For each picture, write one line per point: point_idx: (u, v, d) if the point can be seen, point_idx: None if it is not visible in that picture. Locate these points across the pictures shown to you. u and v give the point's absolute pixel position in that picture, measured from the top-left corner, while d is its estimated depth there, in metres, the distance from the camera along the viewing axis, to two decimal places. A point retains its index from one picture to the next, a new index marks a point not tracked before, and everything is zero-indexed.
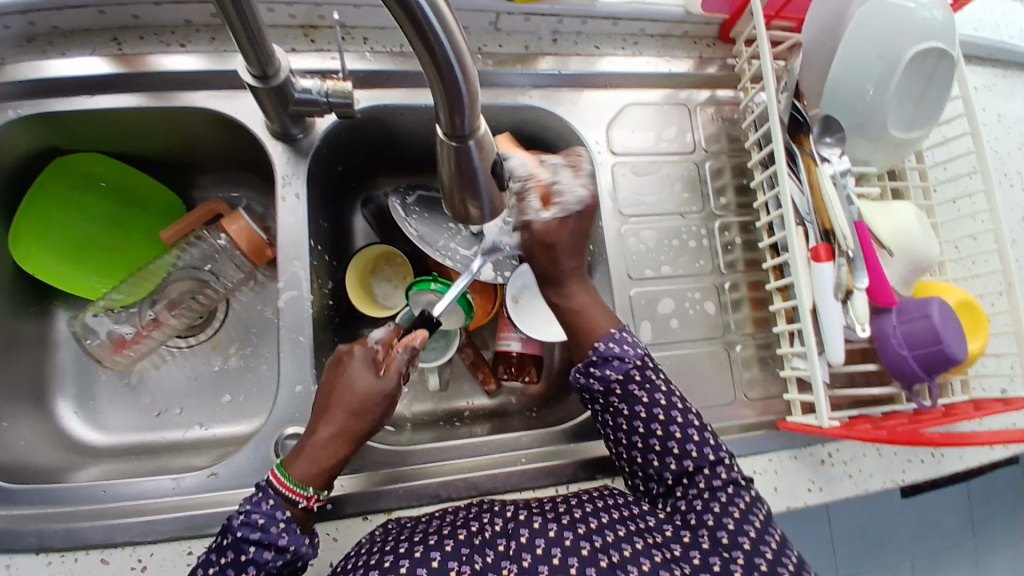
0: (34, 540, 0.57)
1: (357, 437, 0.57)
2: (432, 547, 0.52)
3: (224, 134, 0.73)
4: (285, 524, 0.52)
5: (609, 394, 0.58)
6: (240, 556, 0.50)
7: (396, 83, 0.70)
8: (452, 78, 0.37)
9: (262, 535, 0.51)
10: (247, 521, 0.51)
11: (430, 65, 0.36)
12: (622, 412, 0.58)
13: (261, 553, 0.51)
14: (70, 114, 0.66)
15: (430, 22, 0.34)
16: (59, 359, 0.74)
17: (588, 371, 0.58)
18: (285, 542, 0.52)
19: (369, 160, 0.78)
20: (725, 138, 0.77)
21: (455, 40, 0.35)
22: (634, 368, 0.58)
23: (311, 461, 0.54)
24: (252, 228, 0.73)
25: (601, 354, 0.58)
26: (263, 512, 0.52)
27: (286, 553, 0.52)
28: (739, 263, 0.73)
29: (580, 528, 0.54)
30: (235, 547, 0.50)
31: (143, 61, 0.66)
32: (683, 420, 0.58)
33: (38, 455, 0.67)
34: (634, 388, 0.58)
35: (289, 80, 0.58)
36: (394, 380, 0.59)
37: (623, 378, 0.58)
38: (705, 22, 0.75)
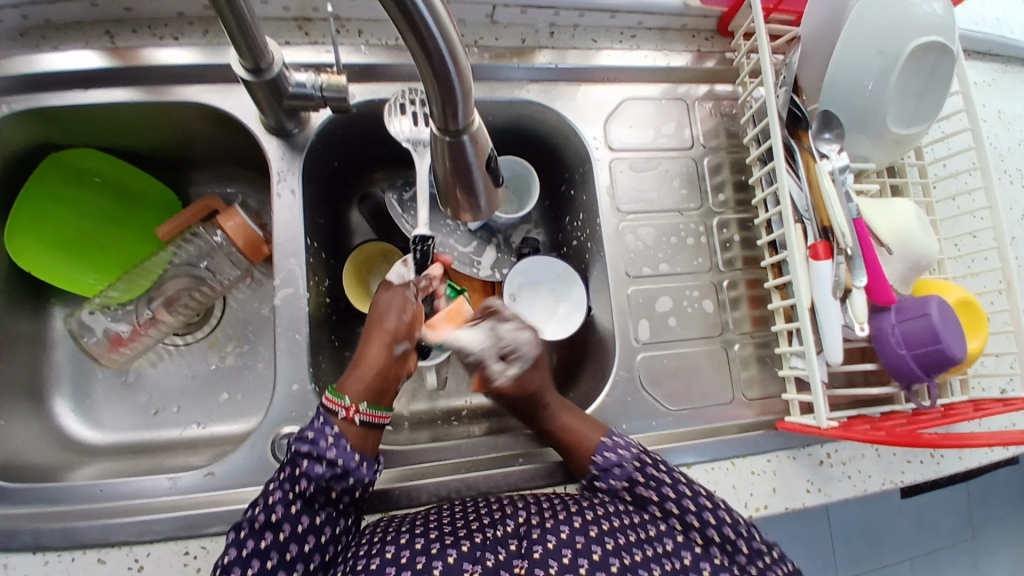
0: (31, 540, 0.57)
1: (388, 337, 0.61)
2: (448, 547, 0.50)
3: (218, 129, 0.72)
4: (333, 438, 0.54)
5: (620, 501, 0.58)
6: (294, 470, 0.53)
7: (392, 78, 0.69)
8: (446, 75, 0.37)
9: (310, 448, 0.53)
10: (300, 436, 0.54)
11: (423, 60, 0.36)
12: (638, 512, 0.57)
13: (312, 465, 0.53)
14: (62, 109, 0.65)
15: (423, 19, 0.33)
16: (55, 357, 0.74)
17: (594, 487, 0.59)
18: (333, 456, 0.53)
19: (365, 156, 0.78)
20: (724, 134, 0.76)
21: (449, 37, 0.35)
22: (635, 470, 0.58)
23: (351, 373, 0.59)
24: (248, 225, 0.72)
25: (601, 467, 0.59)
26: (314, 428, 0.55)
27: (336, 467, 0.53)
28: (737, 261, 0.73)
29: (592, 531, 0.52)
30: (290, 461, 0.53)
31: (135, 56, 0.65)
32: (692, 491, 0.56)
33: (34, 454, 0.67)
34: (642, 489, 0.57)
35: (283, 73, 0.58)
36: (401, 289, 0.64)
37: (628, 484, 0.57)
38: (704, 15, 0.75)
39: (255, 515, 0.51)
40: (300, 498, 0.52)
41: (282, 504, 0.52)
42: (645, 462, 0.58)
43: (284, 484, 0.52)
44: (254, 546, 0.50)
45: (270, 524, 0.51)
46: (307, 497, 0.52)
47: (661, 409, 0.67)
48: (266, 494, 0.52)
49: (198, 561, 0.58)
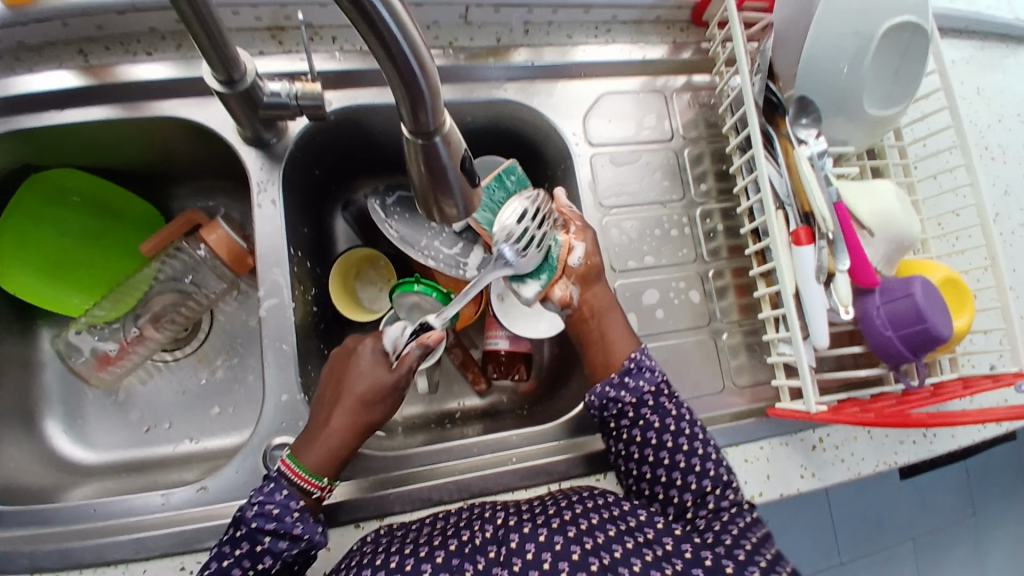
0: (26, 562, 0.57)
1: (368, 428, 0.59)
2: (423, 560, 0.52)
3: (196, 142, 0.72)
4: (298, 513, 0.54)
5: (642, 405, 0.60)
6: (256, 547, 0.52)
7: (367, 83, 0.69)
8: (411, 77, 0.36)
9: (276, 525, 0.53)
10: (262, 511, 0.53)
11: (387, 62, 0.36)
12: (653, 423, 0.60)
13: (275, 542, 0.53)
14: (38, 130, 0.65)
15: (382, 19, 0.33)
16: (45, 378, 0.74)
17: (622, 381, 0.61)
18: (299, 531, 0.54)
19: (346, 162, 0.77)
20: (704, 124, 0.76)
21: (411, 37, 0.35)
22: (649, 394, 0.61)
23: (322, 446, 0.57)
24: (232, 237, 0.73)
25: (636, 364, 0.62)
26: (277, 501, 0.54)
27: (301, 541, 0.54)
28: (722, 250, 0.73)
29: (570, 531, 0.54)
30: (250, 537, 0.52)
31: (111, 73, 0.65)
32: (688, 447, 0.59)
33: (27, 477, 0.67)
34: (666, 400, 0.61)
35: (257, 83, 0.57)
36: (403, 374, 0.61)
37: (636, 402, 0.60)
38: (678, 6, 0.75)
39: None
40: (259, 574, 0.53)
41: None
42: (661, 389, 0.61)
43: (243, 561, 0.52)
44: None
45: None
46: (267, 572, 0.53)
47: None
48: (224, 565, 0.52)
49: None
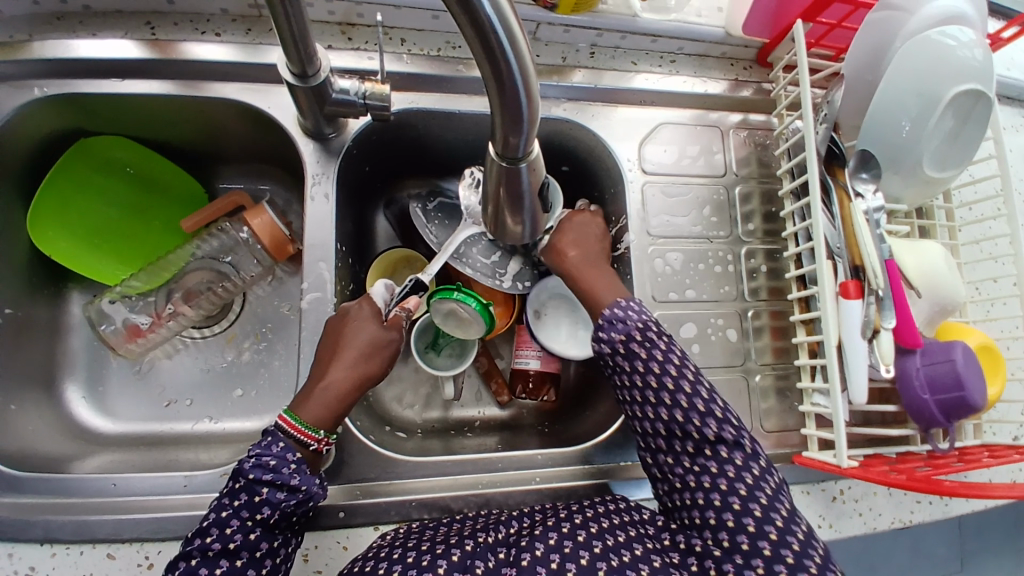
0: (40, 532, 0.57)
1: (366, 381, 0.59)
2: (439, 555, 0.51)
3: (252, 126, 0.71)
4: (296, 465, 0.53)
5: (614, 355, 0.58)
6: (254, 498, 0.51)
7: (431, 88, 0.69)
8: (513, 101, 0.36)
9: (273, 476, 0.51)
10: (259, 463, 0.52)
11: (494, 87, 0.36)
12: (624, 368, 0.57)
13: (274, 494, 0.51)
14: (97, 97, 0.65)
15: (502, 47, 0.33)
16: (71, 343, 0.73)
17: (598, 336, 0.59)
18: (296, 483, 0.52)
19: (396, 162, 0.78)
20: (755, 163, 0.76)
21: (524, 65, 0.35)
22: (637, 329, 0.58)
23: (321, 398, 0.56)
24: (275, 224, 0.73)
25: (607, 319, 0.59)
26: (275, 453, 0.52)
27: (297, 493, 0.52)
28: (762, 291, 0.72)
29: (580, 535, 0.53)
30: (248, 488, 0.51)
31: (175, 49, 0.65)
32: (689, 388, 0.55)
33: (45, 442, 0.67)
34: (637, 347, 0.57)
35: (328, 80, 0.57)
36: (396, 331, 0.62)
37: (626, 339, 0.57)
38: (744, 45, 0.75)
39: (208, 542, 0.49)
40: (260, 525, 0.51)
41: (240, 531, 0.50)
42: (649, 326, 0.58)
43: (241, 512, 0.50)
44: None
45: (228, 552, 0.50)
46: (268, 523, 0.51)
47: None
48: (222, 517, 0.50)
49: None
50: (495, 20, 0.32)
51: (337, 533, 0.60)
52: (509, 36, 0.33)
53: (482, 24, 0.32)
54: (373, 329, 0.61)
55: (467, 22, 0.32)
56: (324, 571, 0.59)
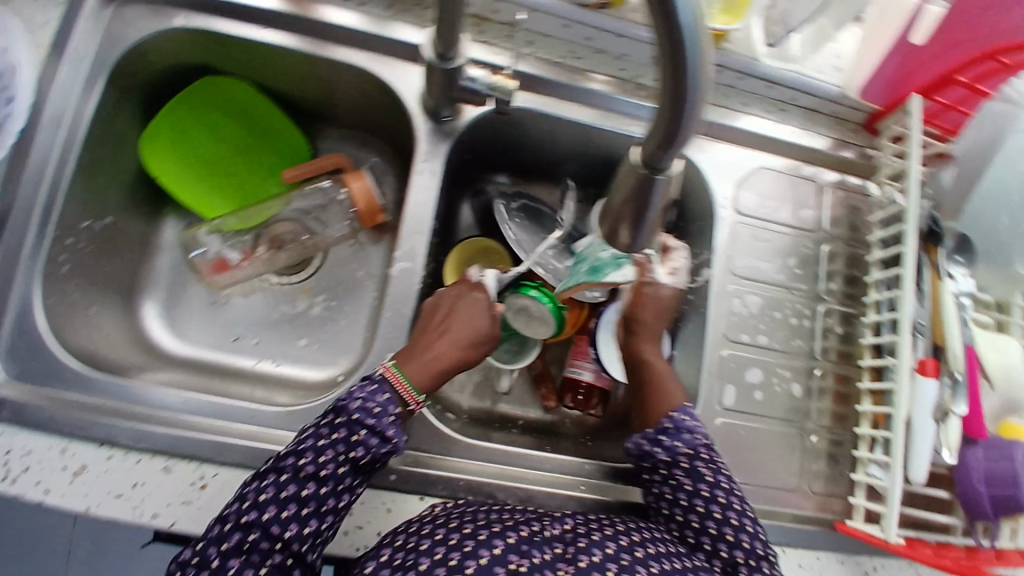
0: (102, 433, 0.58)
1: (463, 364, 0.61)
2: (495, 534, 0.52)
3: (367, 94, 0.74)
4: (394, 417, 0.56)
5: (675, 467, 0.59)
6: (352, 436, 0.53)
7: (547, 91, 0.71)
8: (680, 115, 0.37)
9: (375, 421, 0.54)
10: (364, 406, 0.55)
11: (668, 96, 0.37)
12: (685, 485, 0.59)
13: (370, 438, 0.54)
14: (233, 39, 0.68)
15: (690, 59, 0.34)
16: (154, 262, 0.76)
17: (658, 439, 0.61)
18: (390, 434, 0.55)
19: (495, 156, 0.79)
20: (846, 225, 0.76)
21: (704, 82, 0.36)
22: (702, 446, 0.60)
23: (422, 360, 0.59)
24: (372, 190, 0.75)
25: (676, 423, 0.61)
26: (379, 401, 0.55)
27: (388, 443, 0.55)
28: (832, 353, 0.72)
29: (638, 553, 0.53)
30: (348, 426, 0.54)
31: (313, 9, 0.68)
32: (739, 508, 0.57)
33: (114, 351, 0.69)
34: (702, 465, 0.59)
35: (463, 67, 0.60)
36: (495, 326, 0.64)
37: (690, 453, 0.60)
38: (856, 107, 0.75)
39: (301, 463, 0.52)
40: (349, 463, 0.53)
41: (331, 463, 0.52)
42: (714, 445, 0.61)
43: (338, 445, 0.53)
44: (273, 495, 0.51)
45: (317, 477, 0.52)
46: (356, 464, 0.54)
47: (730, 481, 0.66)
48: (320, 444, 0.53)
49: None
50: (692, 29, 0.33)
51: (382, 495, 0.61)
52: (698, 49, 0.34)
53: (677, 33, 0.33)
54: (483, 317, 0.63)
55: (664, 23, 0.33)
56: (362, 528, 0.60)
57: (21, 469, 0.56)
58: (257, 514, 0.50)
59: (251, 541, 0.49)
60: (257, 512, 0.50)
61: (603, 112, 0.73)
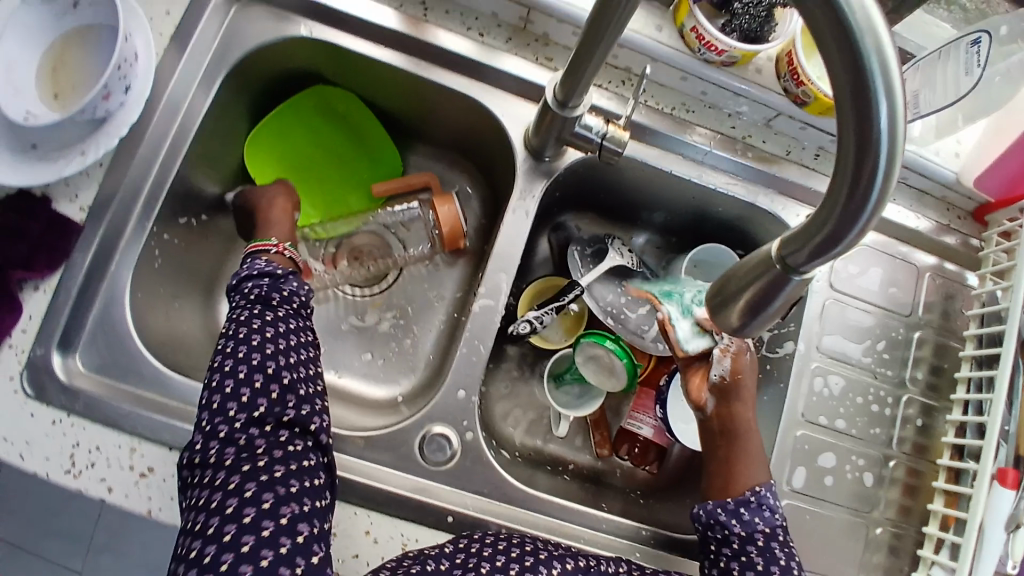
0: (171, 437, 0.58)
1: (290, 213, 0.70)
2: (540, 561, 0.54)
3: (470, 121, 0.73)
4: (263, 261, 0.62)
5: (750, 542, 0.58)
6: (243, 293, 0.59)
7: (653, 142, 0.70)
8: (848, 216, 0.35)
9: (253, 275, 0.61)
10: (247, 273, 0.61)
11: (839, 190, 0.35)
12: (755, 563, 0.57)
13: (258, 283, 0.60)
14: (351, 53, 0.68)
15: (875, 160, 0.34)
16: (235, 258, 0.76)
17: (737, 509, 0.59)
18: (270, 270, 0.61)
19: (584, 196, 0.77)
20: (938, 311, 0.73)
21: (883, 191, 0.35)
22: (780, 529, 0.59)
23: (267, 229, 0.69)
24: (457, 215, 0.74)
25: (759, 497, 0.60)
26: (256, 266, 0.61)
27: (269, 278, 0.61)
28: (907, 444, 0.70)
29: None
30: (234, 288, 0.60)
31: (430, 32, 0.67)
32: None
33: (190, 344, 0.69)
34: (777, 547, 0.58)
35: (581, 115, 0.60)
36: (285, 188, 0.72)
37: (768, 532, 0.59)
38: (969, 196, 0.72)
39: (234, 331, 0.56)
40: (263, 305, 0.58)
41: (262, 325, 0.56)
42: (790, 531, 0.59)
43: (257, 306, 0.58)
44: (221, 387, 0.53)
45: (258, 348, 0.55)
46: (270, 303, 0.59)
47: None
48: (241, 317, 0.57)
49: None
50: (883, 127, 0.33)
51: (438, 535, 0.59)
52: (889, 153, 0.33)
53: (865, 129, 0.33)
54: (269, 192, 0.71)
55: (854, 119, 0.33)
56: None
57: (87, 464, 0.56)
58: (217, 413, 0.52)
59: (228, 430, 0.51)
60: (211, 409, 0.52)
61: (705, 169, 0.71)
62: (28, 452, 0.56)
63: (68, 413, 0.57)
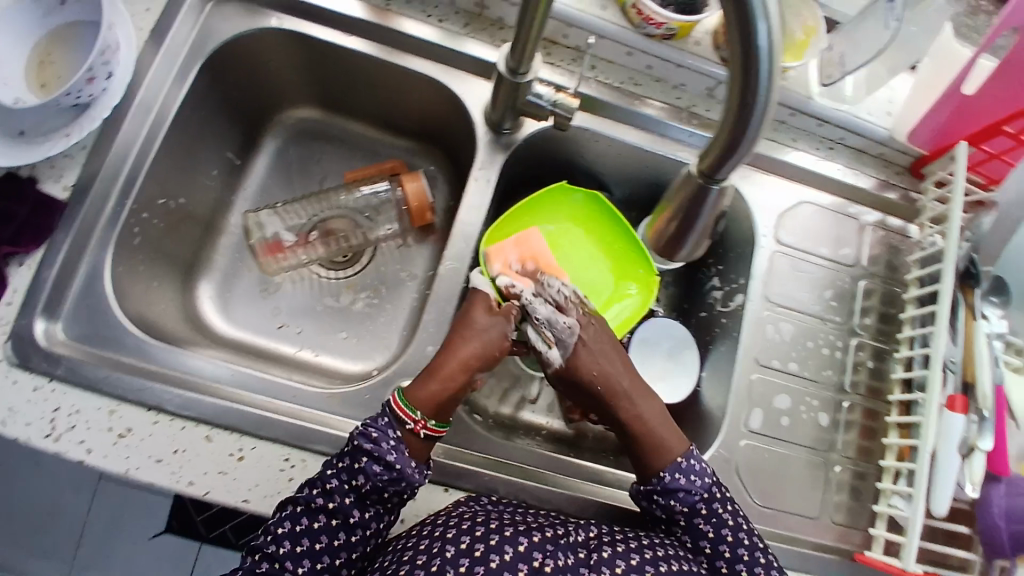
0: (154, 397, 0.62)
1: (472, 366, 0.63)
2: (506, 539, 0.56)
3: (433, 105, 0.78)
4: (394, 442, 0.58)
5: (673, 523, 0.62)
6: (353, 463, 0.57)
7: (604, 113, 0.75)
8: (742, 128, 0.40)
9: (372, 446, 0.57)
10: (364, 432, 0.58)
11: (731, 106, 0.39)
12: (686, 541, 0.62)
13: (371, 464, 0.57)
14: (321, 43, 0.74)
15: (757, 81, 0.37)
16: (215, 244, 0.81)
17: (651, 497, 0.62)
18: (392, 459, 0.57)
19: (544, 173, 0.83)
20: (884, 264, 0.77)
21: (767, 105, 0.39)
22: (701, 501, 0.61)
23: (427, 383, 0.61)
24: (426, 192, 0.79)
25: (665, 486, 0.61)
26: (378, 427, 0.59)
27: (392, 470, 0.57)
28: (861, 387, 0.72)
29: (657, 565, 0.58)
30: (351, 454, 0.58)
31: (393, 20, 0.73)
32: (749, 543, 0.61)
33: (166, 322, 0.73)
34: (700, 522, 0.61)
35: (531, 82, 0.64)
36: (504, 317, 0.66)
37: (688, 510, 0.61)
38: (903, 151, 0.78)
39: (313, 494, 0.57)
40: (355, 491, 0.57)
41: (337, 492, 0.57)
42: (713, 497, 0.61)
43: (342, 474, 0.57)
44: (323, 504, 0.57)
45: (326, 509, 0.57)
46: (360, 491, 0.57)
47: (749, 500, 0.67)
48: (327, 474, 0.58)
49: (294, 471, 0.62)
50: (764, 54, 0.36)
51: None
52: (768, 76, 0.37)
53: (749, 59, 0.37)
54: (490, 335, 0.65)
55: (740, 49, 0.37)
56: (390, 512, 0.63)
57: (67, 427, 0.60)
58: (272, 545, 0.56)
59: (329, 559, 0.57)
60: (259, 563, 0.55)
61: (653, 135, 0.76)
62: (9, 419, 0.59)
63: (49, 378, 0.60)
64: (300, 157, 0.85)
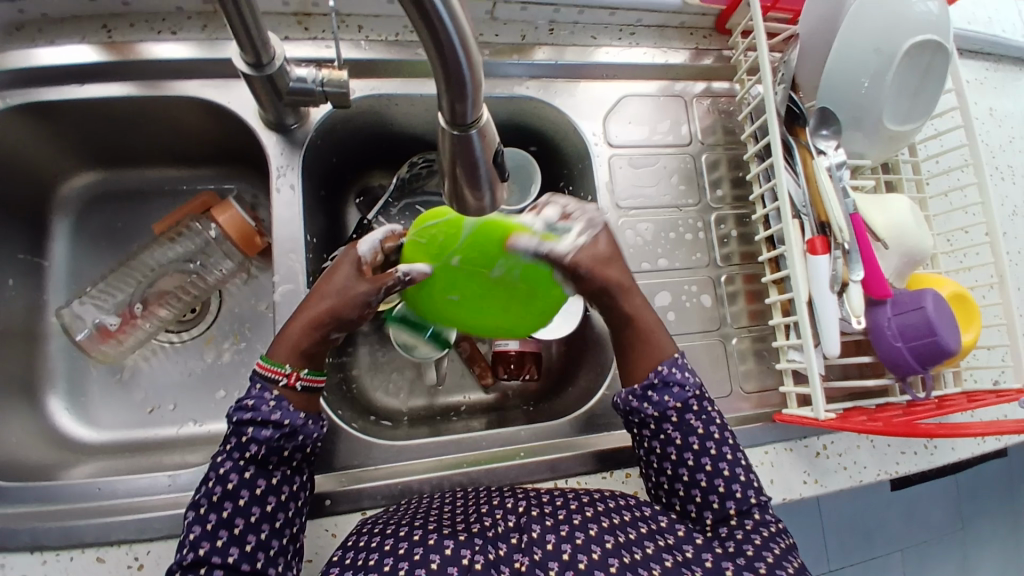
0: (28, 539, 0.56)
1: (326, 323, 0.58)
2: (432, 548, 0.50)
3: (214, 124, 0.71)
4: (275, 402, 0.55)
5: (665, 421, 0.60)
6: (241, 438, 0.54)
7: (391, 74, 0.69)
8: (454, 62, 0.35)
9: (253, 414, 0.54)
10: (240, 405, 0.55)
11: (430, 45, 0.35)
12: (675, 439, 0.59)
13: (259, 431, 0.54)
14: (63, 104, 0.65)
15: (436, 11, 0.33)
16: (47, 351, 0.73)
17: (645, 395, 0.60)
18: (278, 418, 0.54)
19: (364, 153, 0.78)
20: (722, 131, 0.76)
21: (460, 27, 0.34)
22: (692, 398, 0.61)
23: (282, 338, 0.58)
24: (242, 217, 0.73)
25: (663, 377, 0.60)
26: (253, 395, 0.55)
27: (283, 427, 0.54)
28: (735, 256, 0.73)
29: (591, 528, 0.53)
30: (236, 430, 0.54)
31: (133, 50, 0.64)
32: (717, 454, 0.59)
33: (28, 452, 0.66)
34: (692, 418, 0.60)
35: (284, 67, 0.57)
36: (372, 283, 0.58)
37: (680, 406, 0.60)
38: (702, 13, 0.75)
39: (212, 488, 0.52)
40: (253, 463, 0.54)
41: (235, 471, 0.53)
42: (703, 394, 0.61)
43: (233, 453, 0.53)
44: (223, 489, 0.52)
45: (228, 493, 0.52)
46: (258, 460, 0.54)
47: None
48: (219, 460, 0.54)
49: None
50: None
51: (325, 521, 0.61)
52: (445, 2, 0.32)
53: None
54: (353, 292, 0.58)
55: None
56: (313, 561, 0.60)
57: None
58: (189, 552, 0.50)
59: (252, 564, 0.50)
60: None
61: None
62: None
63: None
64: (104, 227, 0.78)
